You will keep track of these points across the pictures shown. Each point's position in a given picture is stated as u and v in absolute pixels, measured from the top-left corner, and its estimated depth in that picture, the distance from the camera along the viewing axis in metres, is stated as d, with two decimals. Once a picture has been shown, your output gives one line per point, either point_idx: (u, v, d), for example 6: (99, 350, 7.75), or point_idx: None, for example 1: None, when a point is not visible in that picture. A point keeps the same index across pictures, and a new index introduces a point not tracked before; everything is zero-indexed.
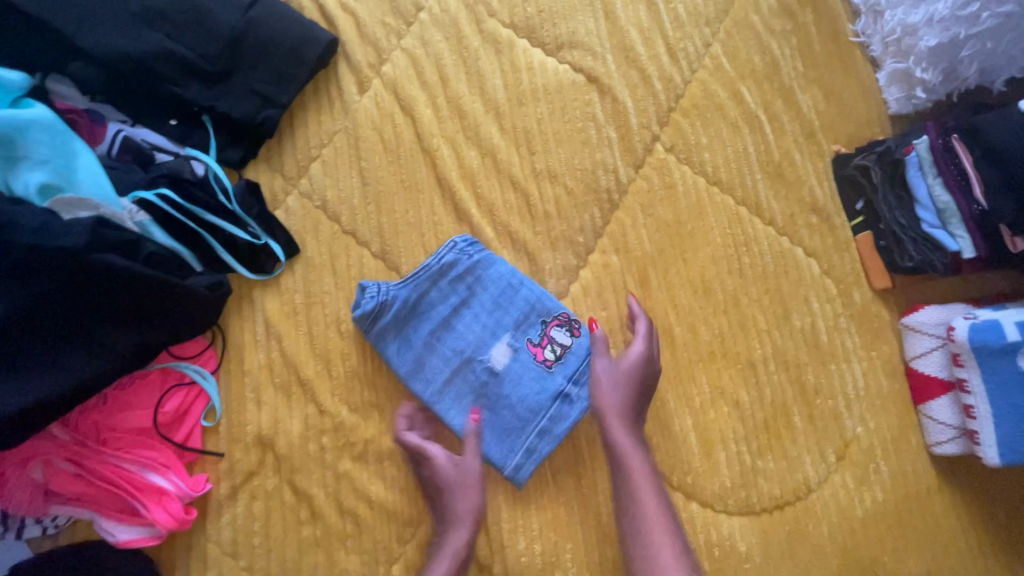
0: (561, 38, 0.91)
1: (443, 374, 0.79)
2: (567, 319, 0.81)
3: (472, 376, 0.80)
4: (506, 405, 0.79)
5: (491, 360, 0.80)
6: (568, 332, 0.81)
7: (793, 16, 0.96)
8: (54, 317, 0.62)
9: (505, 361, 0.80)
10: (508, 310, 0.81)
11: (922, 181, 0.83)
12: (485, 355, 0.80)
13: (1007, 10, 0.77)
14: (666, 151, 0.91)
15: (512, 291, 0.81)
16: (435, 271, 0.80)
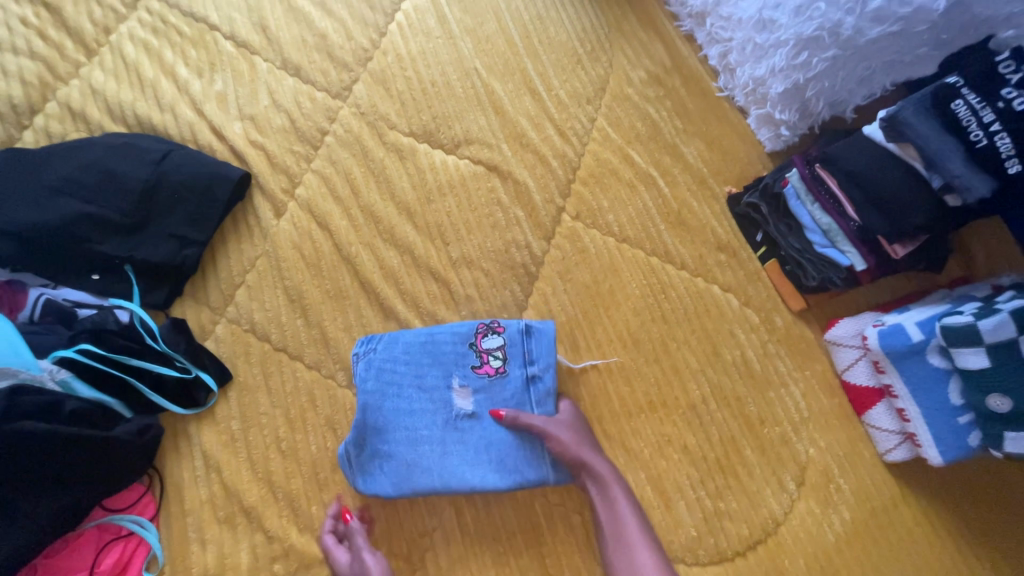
0: (458, 137, 1.00)
1: (429, 447, 0.79)
2: (487, 325, 0.83)
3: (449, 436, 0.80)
4: (492, 447, 0.79)
5: (456, 412, 0.80)
6: (495, 335, 0.83)
7: (662, 84, 1.07)
8: None
9: (466, 403, 0.81)
10: (449, 355, 0.82)
11: (802, 208, 0.90)
12: (449, 410, 0.80)
13: (832, 54, 0.86)
14: (573, 220, 0.98)
15: (436, 343, 0.82)
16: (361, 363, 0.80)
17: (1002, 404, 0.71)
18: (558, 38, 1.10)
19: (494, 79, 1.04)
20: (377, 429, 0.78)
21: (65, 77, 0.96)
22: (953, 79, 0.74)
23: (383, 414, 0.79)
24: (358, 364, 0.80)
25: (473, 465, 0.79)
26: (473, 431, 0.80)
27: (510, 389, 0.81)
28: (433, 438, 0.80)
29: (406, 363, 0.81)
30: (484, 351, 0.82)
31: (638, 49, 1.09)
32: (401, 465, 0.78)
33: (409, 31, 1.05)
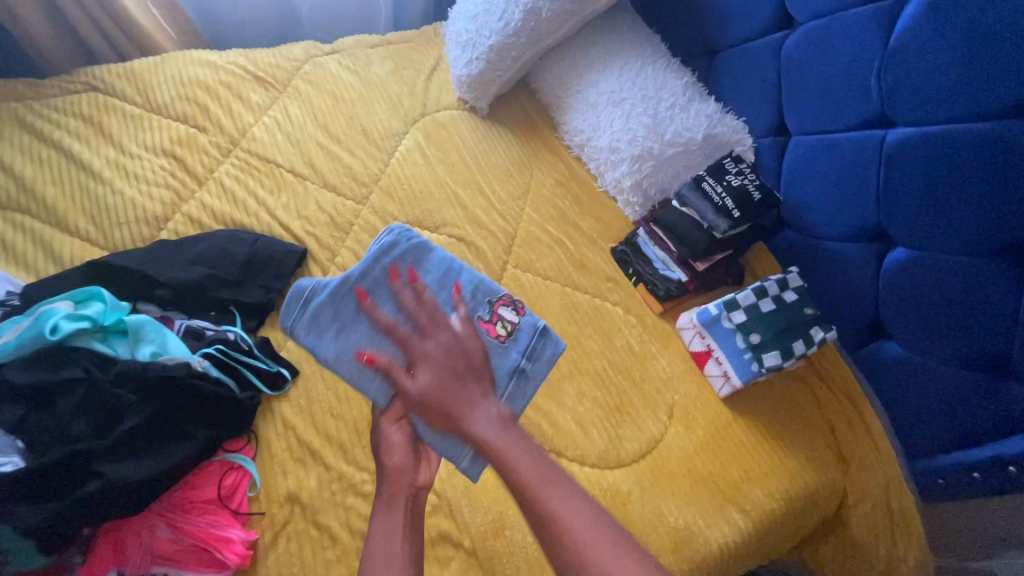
0: (438, 223, 1.58)
1: (385, 339, 1.08)
2: (511, 302, 1.17)
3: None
4: None
5: None
6: (513, 312, 1.16)
7: (564, 185, 1.72)
8: (165, 418, 1.06)
9: (451, 334, 1.11)
10: (463, 290, 1.14)
11: (649, 249, 1.50)
12: None
13: (651, 164, 1.54)
14: (514, 269, 1.55)
15: (463, 282, 1.15)
16: (380, 253, 1.14)
17: (756, 339, 1.27)
18: (498, 162, 1.75)
19: (458, 189, 1.66)
20: (353, 296, 1.09)
21: (187, 198, 1.51)
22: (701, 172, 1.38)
23: (370, 287, 1.10)
24: (382, 252, 1.14)
25: (407, 389, 1.07)
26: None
27: (498, 357, 1.13)
28: (397, 332, 1.08)
29: (423, 279, 1.14)
30: (497, 317, 1.15)
31: (548, 167, 1.76)
32: (354, 334, 1.07)
33: (405, 163, 1.68)
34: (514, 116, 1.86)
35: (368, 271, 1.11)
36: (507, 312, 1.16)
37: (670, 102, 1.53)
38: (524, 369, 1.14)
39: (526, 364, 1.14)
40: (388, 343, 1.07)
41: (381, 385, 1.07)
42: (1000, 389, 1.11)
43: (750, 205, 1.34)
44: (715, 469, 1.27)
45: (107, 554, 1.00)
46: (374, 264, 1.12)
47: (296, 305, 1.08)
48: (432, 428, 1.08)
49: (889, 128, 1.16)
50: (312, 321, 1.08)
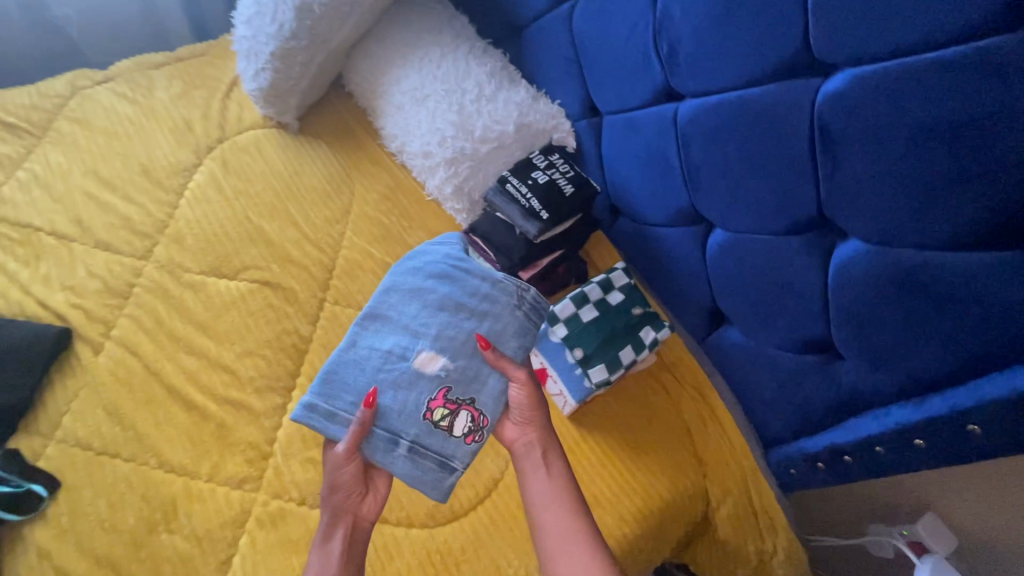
0: (238, 266, 1.37)
1: (404, 313, 1.04)
2: (477, 429, 1.02)
3: (399, 348, 1.02)
4: (357, 372, 1.01)
5: (414, 349, 1.01)
6: (464, 433, 1.01)
7: (390, 199, 1.54)
8: None
9: (416, 363, 1.00)
10: (476, 377, 1.03)
11: (475, 262, 1.33)
12: (421, 349, 1.01)
13: (468, 165, 1.37)
14: (333, 304, 1.37)
15: (472, 366, 1.03)
16: (488, 284, 1.06)
17: (579, 353, 1.14)
18: (312, 183, 1.54)
19: (264, 220, 1.45)
20: (442, 278, 1.06)
21: None
22: (505, 173, 1.22)
23: (457, 294, 1.05)
24: (505, 287, 1.06)
25: (351, 345, 1.03)
26: (382, 374, 1.00)
27: (403, 419, 0.99)
28: (410, 315, 1.03)
29: (467, 328, 1.03)
30: (454, 414, 1.01)
31: (371, 180, 1.57)
32: (418, 284, 1.06)
33: (195, 202, 1.45)
34: (331, 125, 1.65)
35: (469, 282, 1.05)
36: (465, 428, 1.01)
37: (476, 93, 1.36)
38: (400, 456, 0.99)
39: (401, 451, 1.00)
40: (409, 315, 1.03)
41: (357, 336, 1.04)
42: (827, 369, 1.02)
43: (561, 202, 1.19)
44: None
45: None
46: (495, 290, 1.05)
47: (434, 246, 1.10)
48: (327, 379, 1.01)
49: (678, 101, 1.03)
50: (413, 269, 1.08)
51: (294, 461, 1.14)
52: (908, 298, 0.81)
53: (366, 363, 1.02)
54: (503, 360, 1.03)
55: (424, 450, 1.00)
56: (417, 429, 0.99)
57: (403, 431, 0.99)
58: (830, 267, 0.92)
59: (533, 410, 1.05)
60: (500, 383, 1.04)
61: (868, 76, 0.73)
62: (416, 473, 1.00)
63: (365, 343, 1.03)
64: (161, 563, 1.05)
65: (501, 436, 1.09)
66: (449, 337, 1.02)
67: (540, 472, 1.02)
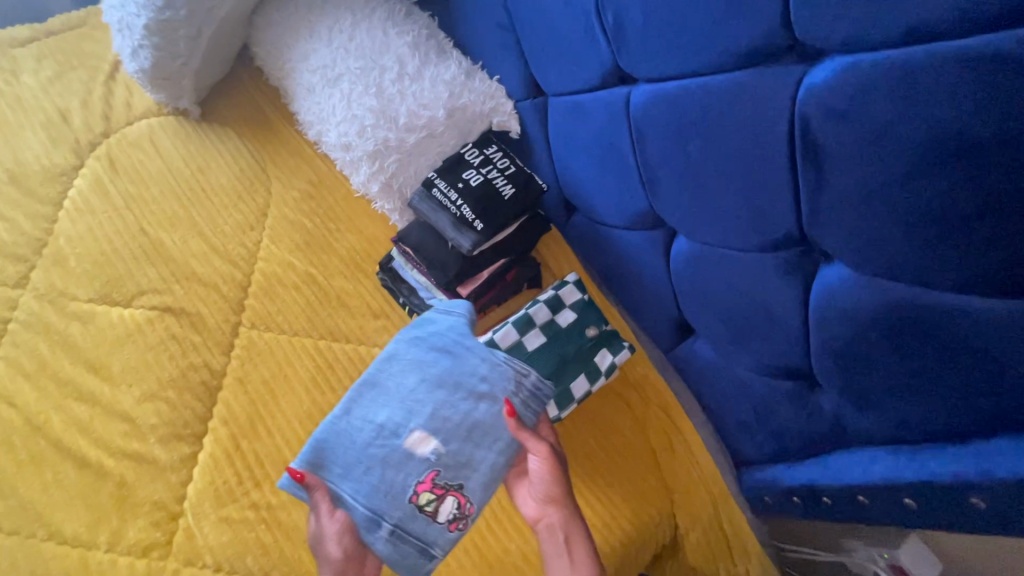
0: (133, 290, 1.18)
1: (403, 384, 0.92)
2: (463, 520, 0.87)
3: (392, 420, 0.90)
4: (340, 448, 0.89)
5: (406, 424, 0.89)
6: (449, 520, 0.87)
7: (313, 197, 1.33)
8: None
9: (406, 441, 0.88)
10: (468, 462, 0.88)
11: (408, 274, 1.16)
12: (411, 427, 0.88)
13: (395, 158, 1.15)
14: (250, 328, 1.19)
15: (467, 448, 0.89)
16: (491, 366, 0.93)
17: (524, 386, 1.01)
18: (220, 183, 1.32)
19: (163, 232, 1.25)
20: (445, 350, 0.95)
21: None
22: (431, 174, 1.04)
23: (458, 369, 0.93)
24: (510, 369, 0.94)
25: (342, 415, 0.92)
26: (372, 448, 0.88)
27: (387, 496, 0.86)
28: (405, 389, 0.92)
29: (468, 408, 0.90)
30: (441, 499, 0.87)
31: (289, 175, 1.35)
32: (421, 353, 0.95)
33: (78, 215, 1.23)
34: (240, 110, 1.41)
35: (473, 357, 0.94)
36: (450, 515, 0.87)
37: (397, 70, 1.13)
38: (382, 539, 0.85)
39: (379, 533, 0.85)
40: (405, 386, 0.92)
41: (354, 403, 0.92)
42: (805, 399, 0.89)
43: (498, 207, 1.02)
44: (506, 539, 1.02)
45: None
46: (497, 368, 0.93)
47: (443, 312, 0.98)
48: (323, 443, 0.89)
49: (632, 86, 0.83)
50: (417, 340, 0.97)
51: (207, 521, 1.00)
52: (902, 340, 0.67)
53: (354, 436, 0.90)
54: (519, 433, 0.87)
55: (407, 534, 0.86)
56: (399, 512, 0.86)
57: (383, 511, 0.85)
58: (810, 294, 0.76)
59: (555, 484, 0.86)
60: (497, 473, 0.89)
61: (866, 66, 0.56)
62: (399, 557, 0.85)
63: (360, 412, 0.91)
64: None
65: (523, 511, 0.91)
66: (452, 414, 0.90)
67: (564, 563, 0.83)
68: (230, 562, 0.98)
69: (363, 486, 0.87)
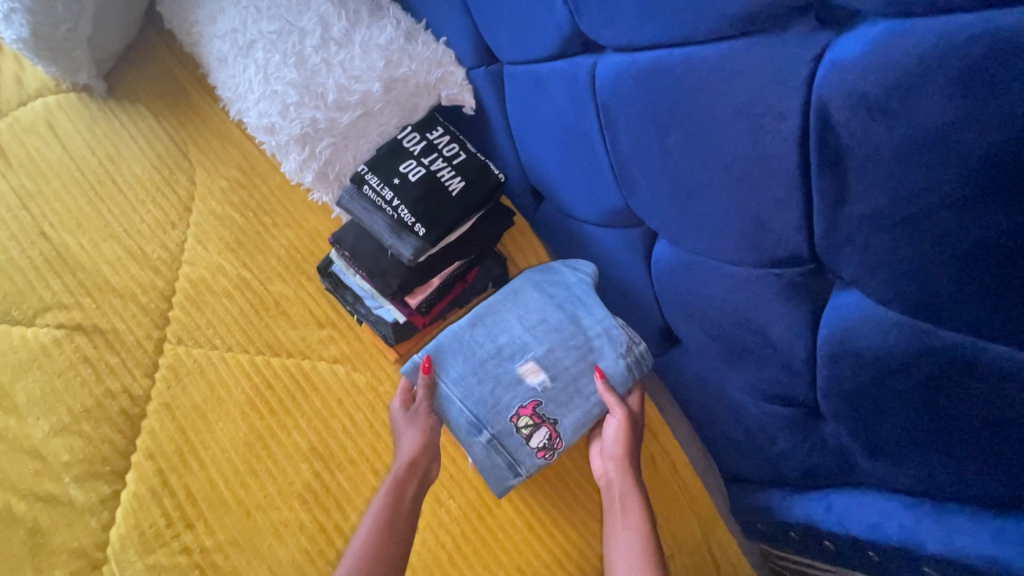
0: (36, 306, 1.03)
1: (526, 318, 0.93)
2: (550, 449, 0.89)
3: (512, 345, 0.92)
4: (463, 361, 0.91)
5: (518, 352, 0.91)
6: (542, 445, 0.89)
7: (244, 186, 1.15)
8: None
9: (525, 365, 0.90)
10: (579, 393, 0.90)
11: (350, 279, 1.01)
12: (529, 355, 0.91)
13: (327, 143, 0.96)
14: (176, 344, 1.04)
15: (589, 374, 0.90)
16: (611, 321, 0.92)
17: None
18: (134, 174, 1.14)
19: (68, 236, 1.08)
20: (567, 308, 0.93)
21: None
22: (362, 167, 0.86)
23: (583, 317, 0.92)
24: (620, 330, 0.91)
25: (478, 318, 0.94)
26: (488, 366, 0.90)
27: (520, 396, 0.89)
28: (541, 310, 0.93)
29: (576, 347, 0.91)
30: (538, 426, 0.88)
31: (214, 161, 1.16)
32: (556, 282, 0.95)
33: None
34: (153, 83, 1.20)
35: (593, 312, 0.92)
36: (541, 444, 0.88)
37: (321, 35, 0.93)
38: (480, 443, 0.88)
39: (480, 440, 0.88)
40: (538, 308, 0.93)
41: (479, 323, 0.93)
42: (808, 430, 0.75)
43: (445, 205, 0.85)
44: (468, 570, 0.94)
45: None
46: (611, 333, 0.91)
47: (569, 270, 0.96)
48: (443, 347, 0.92)
49: (597, 56, 0.65)
50: (541, 287, 0.96)
51: (132, 570, 0.90)
52: (938, 393, 0.53)
53: (461, 359, 0.91)
54: (606, 397, 0.88)
55: (503, 447, 0.88)
56: (512, 424, 0.88)
57: (506, 416, 0.88)
58: (821, 323, 0.61)
59: (621, 443, 0.87)
60: (598, 411, 0.90)
61: (919, 38, 0.39)
62: (490, 467, 0.87)
63: (486, 329, 0.93)
64: None
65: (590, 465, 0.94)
66: (581, 346, 0.91)
67: (617, 513, 0.82)
68: None
69: (483, 396, 0.89)
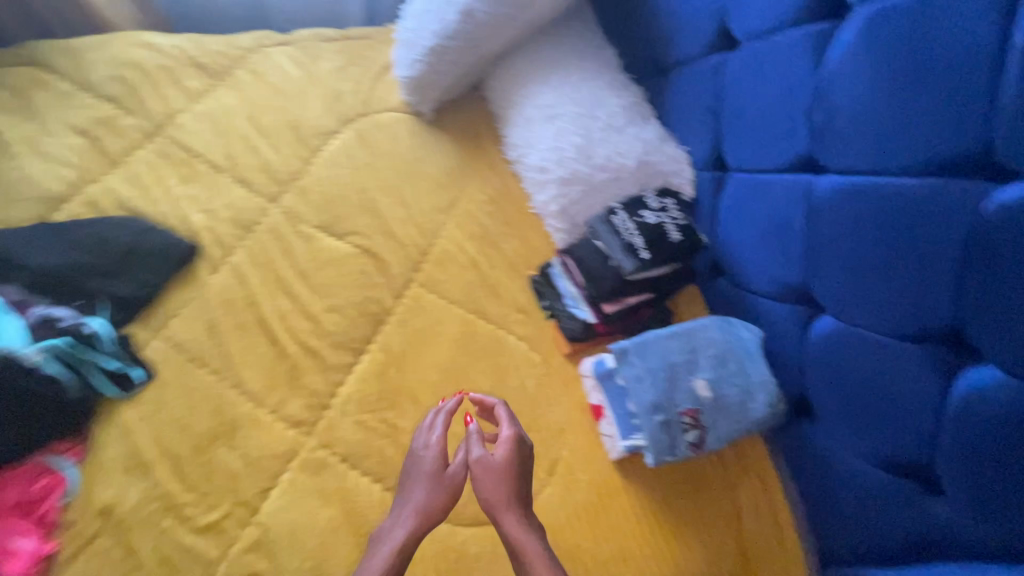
0: (347, 229, 1.48)
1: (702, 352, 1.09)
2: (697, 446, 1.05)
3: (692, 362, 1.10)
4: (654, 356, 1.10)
5: (694, 369, 1.09)
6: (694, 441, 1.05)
7: (497, 203, 1.58)
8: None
9: (699, 380, 1.09)
10: (728, 417, 1.07)
11: (561, 281, 1.37)
12: (703, 374, 1.09)
13: (580, 189, 1.39)
14: (420, 285, 1.43)
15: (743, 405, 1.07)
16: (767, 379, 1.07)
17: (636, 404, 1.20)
18: (431, 172, 1.63)
19: (380, 195, 1.56)
20: (734, 356, 1.08)
21: (94, 179, 1.47)
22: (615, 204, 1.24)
23: (748, 368, 1.07)
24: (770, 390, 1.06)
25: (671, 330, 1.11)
26: (673, 367, 1.09)
27: (690, 400, 1.07)
28: (717, 348, 1.09)
29: (738, 383, 1.07)
30: (693, 426, 1.06)
31: (483, 182, 1.61)
32: (733, 329, 1.10)
33: (328, 162, 1.59)
34: (460, 123, 1.70)
35: (757, 369, 1.07)
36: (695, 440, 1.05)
37: (606, 122, 1.38)
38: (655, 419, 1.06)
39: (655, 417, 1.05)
40: (713, 346, 1.09)
41: (675, 338, 1.10)
42: (916, 500, 0.91)
43: (664, 245, 1.19)
44: (582, 536, 1.15)
45: None
46: (767, 387, 1.06)
47: (745, 329, 1.10)
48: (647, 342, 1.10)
49: (818, 173, 0.99)
50: (722, 333, 1.11)
51: (348, 419, 1.21)
52: None
53: (650, 354, 1.10)
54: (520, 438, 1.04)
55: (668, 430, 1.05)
56: (680, 418, 1.06)
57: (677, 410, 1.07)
58: (952, 392, 0.82)
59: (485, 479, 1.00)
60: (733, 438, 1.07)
61: None
62: (658, 439, 1.03)
63: (673, 341, 1.11)
64: (201, 472, 1.14)
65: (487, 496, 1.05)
66: (741, 389, 1.07)
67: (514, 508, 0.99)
68: (354, 457, 1.18)
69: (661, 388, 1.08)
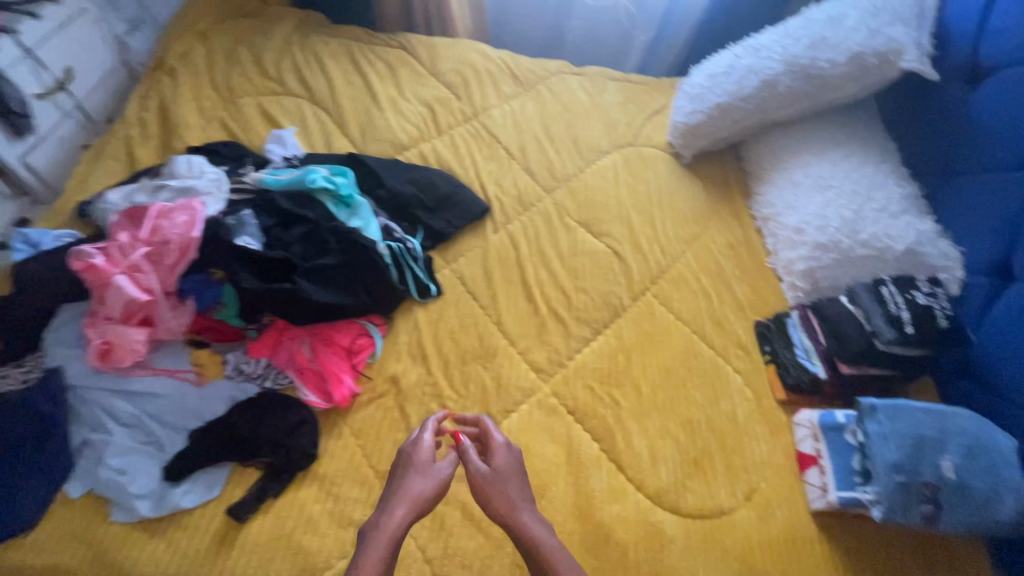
0: (602, 231, 1.69)
1: (959, 435, 1.15)
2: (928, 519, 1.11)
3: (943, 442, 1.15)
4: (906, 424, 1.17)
5: (944, 449, 1.15)
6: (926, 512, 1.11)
7: (734, 252, 1.67)
8: (349, 275, 1.42)
9: (948, 460, 1.13)
10: (969, 505, 1.11)
11: (795, 332, 1.48)
12: (953, 457, 1.14)
13: (832, 257, 1.48)
14: (653, 298, 1.58)
15: (988, 500, 1.10)
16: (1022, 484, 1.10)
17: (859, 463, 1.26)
18: (679, 209, 1.74)
19: (632, 212, 1.73)
20: (991, 451, 1.13)
21: (425, 138, 1.87)
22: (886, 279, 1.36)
23: (1003, 468, 1.11)
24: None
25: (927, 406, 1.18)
26: (923, 440, 1.15)
27: (934, 475, 1.13)
28: (975, 437, 1.14)
29: (988, 478, 1.11)
30: (931, 500, 1.12)
31: (721, 230, 1.71)
32: (990, 427, 1.16)
33: (597, 173, 1.81)
34: (712, 174, 1.82)
35: (1013, 471, 1.11)
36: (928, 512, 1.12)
37: (881, 206, 1.47)
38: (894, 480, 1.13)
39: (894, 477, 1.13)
40: (970, 435, 1.14)
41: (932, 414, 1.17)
42: None
43: (931, 328, 1.28)
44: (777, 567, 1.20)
45: (269, 344, 1.38)
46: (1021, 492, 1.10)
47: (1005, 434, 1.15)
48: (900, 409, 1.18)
49: None
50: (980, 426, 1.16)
51: (580, 382, 1.41)
52: None
53: (901, 420, 1.17)
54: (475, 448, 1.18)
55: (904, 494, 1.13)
56: (919, 488, 1.13)
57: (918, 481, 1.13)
58: None
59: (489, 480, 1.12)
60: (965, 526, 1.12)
61: None
62: (892, 498, 1.12)
63: (927, 417, 1.17)
64: (458, 379, 1.39)
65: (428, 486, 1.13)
66: (992, 484, 1.11)
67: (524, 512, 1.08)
68: (579, 414, 1.37)
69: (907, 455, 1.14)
